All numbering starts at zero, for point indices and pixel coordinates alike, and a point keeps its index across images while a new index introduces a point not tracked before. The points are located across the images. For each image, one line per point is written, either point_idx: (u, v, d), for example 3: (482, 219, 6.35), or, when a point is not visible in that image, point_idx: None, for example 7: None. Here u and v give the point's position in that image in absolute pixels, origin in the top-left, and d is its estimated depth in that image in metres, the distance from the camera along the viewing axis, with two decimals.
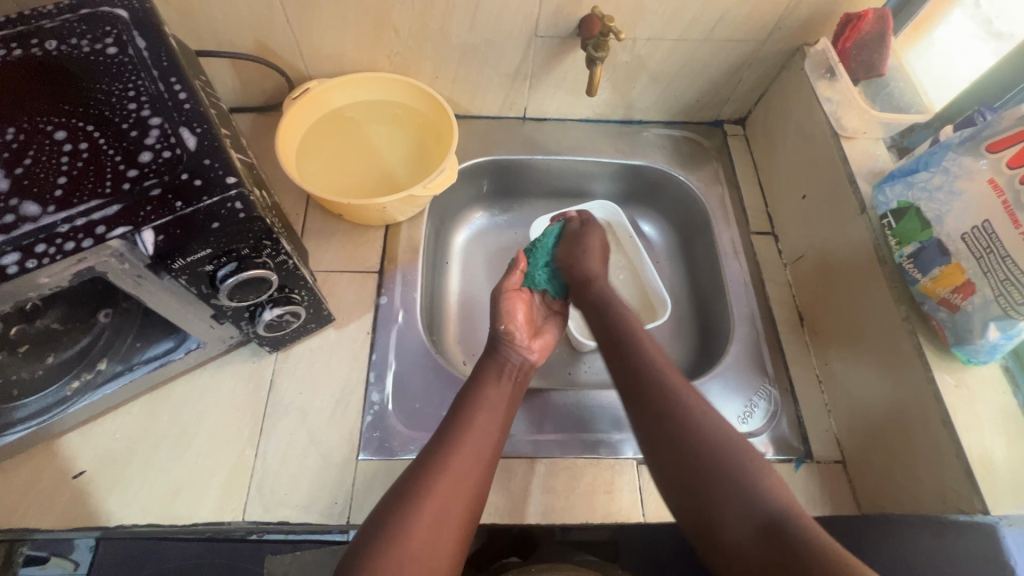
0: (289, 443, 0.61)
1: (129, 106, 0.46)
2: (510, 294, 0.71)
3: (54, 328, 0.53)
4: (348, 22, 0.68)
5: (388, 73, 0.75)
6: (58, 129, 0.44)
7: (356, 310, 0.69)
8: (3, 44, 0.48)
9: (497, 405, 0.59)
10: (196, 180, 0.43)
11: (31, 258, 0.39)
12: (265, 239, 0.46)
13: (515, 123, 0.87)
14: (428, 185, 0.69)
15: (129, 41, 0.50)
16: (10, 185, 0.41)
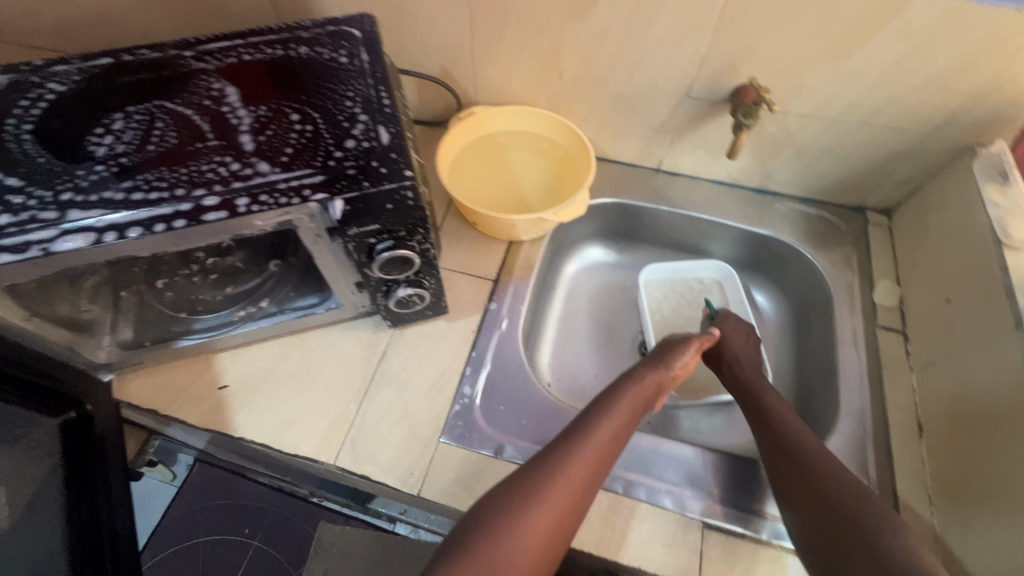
0: (386, 409, 0.68)
1: (348, 103, 0.57)
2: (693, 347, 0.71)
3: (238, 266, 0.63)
4: (521, 59, 0.78)
5: (543, 110, 0.84)
6: (295, 112, 0.56)
7: (468, 309, 0.76)
8: (272, 45, 0.63)
9: (609, 444, 0.57)
10: (383, 168, 0.52)
11: (255, 204, 0.50)
12: (420, 227, 0.54)
13: (648, 173, 0.91)
14: (559, 212, 0.74)
15: (357, 54, 0.62)
16: (254, 148, 0.53)
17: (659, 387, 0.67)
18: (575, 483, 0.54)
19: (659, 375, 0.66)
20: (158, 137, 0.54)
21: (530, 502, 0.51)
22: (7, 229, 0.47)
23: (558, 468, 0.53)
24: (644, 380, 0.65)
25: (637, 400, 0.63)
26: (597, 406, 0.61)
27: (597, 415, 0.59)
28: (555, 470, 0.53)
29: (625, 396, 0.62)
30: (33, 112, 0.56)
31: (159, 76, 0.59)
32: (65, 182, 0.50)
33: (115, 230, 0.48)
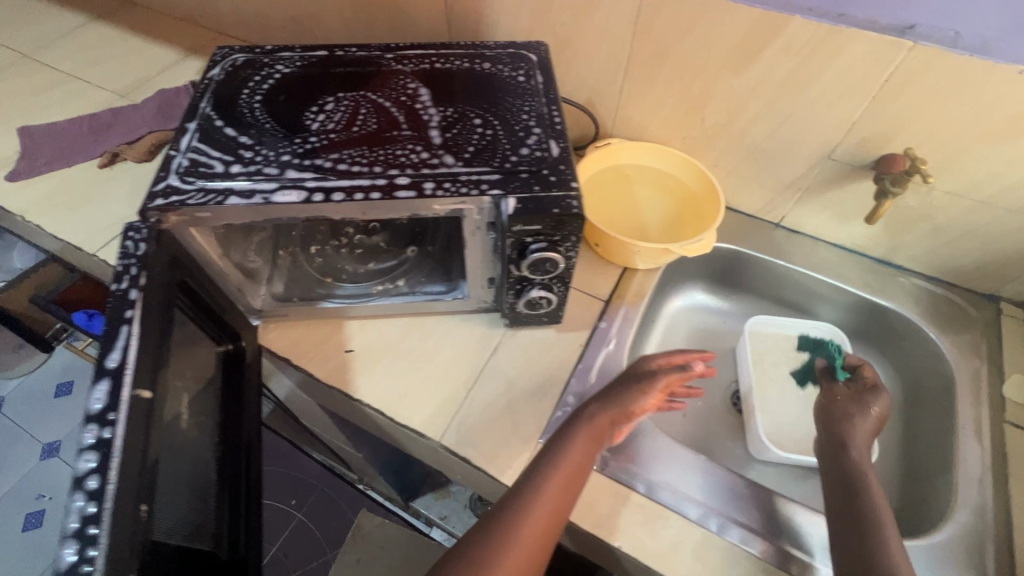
0: (492, 401, 0.72)
1: (524, 116, 0.63)
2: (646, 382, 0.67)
3: (379, 245, 0.77)
4: (667, 101, 0.83)
5: (676, 151, 0.88)
6: (478, 118, 0.63)
7: (578, 323, 0.80)
8: (460, 58, 0.71)
9: (558, 496, 0.57)
10: (552, 177, 0.58)
11: (440, 189, 0.56)
12: (573, 235, 0.59)
13: (767, 227, 0.92)
14: (684, 247, 0.76)
15: (534, 75, 0.69)
16: (441, 142, 0.60)
17: (612, 427, 0.64)
18: (530, 542, 0.53)
19: (605, 417, 0.64)
20: (361, 121, 0.62)
21: (485, 565, 0.50)
22: (238, 177, 0.56)
23: (512, 530, 0.53)
24: (595, 423, 0.63)
25: (585, 445, 0.61)
26: (544, 455, 0.60)
27: (539, 468, 0.58)
28: (505, 528, 0.53)
29: (574, 442, 0.61)
30: (263, 86, 0.66)
31: (364, 71, 0.68)
32: (285, 147, 0.59)
33: (323, 192, 0.55)
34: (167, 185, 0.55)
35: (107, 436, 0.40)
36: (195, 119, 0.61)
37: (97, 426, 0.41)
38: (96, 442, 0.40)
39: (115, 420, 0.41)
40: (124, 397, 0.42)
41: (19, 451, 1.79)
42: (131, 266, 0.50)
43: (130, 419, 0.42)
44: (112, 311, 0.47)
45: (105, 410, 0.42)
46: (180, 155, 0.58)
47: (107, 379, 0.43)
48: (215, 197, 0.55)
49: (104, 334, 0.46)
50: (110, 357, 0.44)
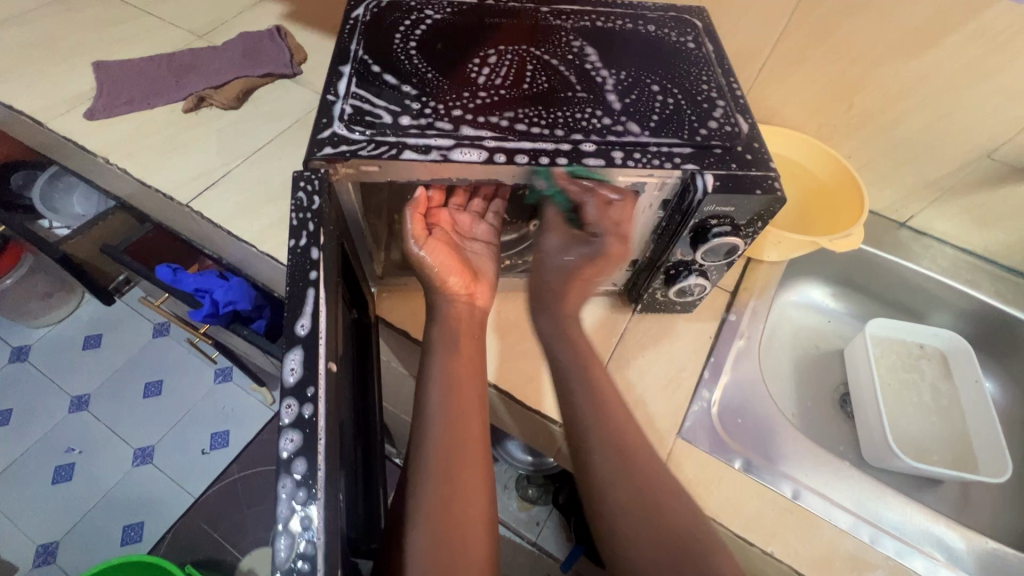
0: (624, 391, 0.68)
1: (704, 86, 0.58)
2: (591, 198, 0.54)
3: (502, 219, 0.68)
4: (813, 86, 0.77)
5: (806, 137, 0.80)
6: (655, 84, 0.58)
7: (706, 314, 0.75)
8: (621, 18, 0.65)
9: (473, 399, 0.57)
10: (748, 155, 0.53)
11: (630, 159, 0.51)
12: (760, 219, 0.54)
13: (890, 225, 0.88)
14: (834, 241, 0.70)
15: (705, 43, 0.63)
16: (622, 108, 0.55)
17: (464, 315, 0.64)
18: (470, 445, 0.54)
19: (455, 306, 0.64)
20: (530, 78, 0.57)
21: (454, 480, 0.51)
22: (410, 130, 0.51)
23: (443, 437, 0.54)
24: (448, 318, 0.63)
25: (458, 333, 0.62)
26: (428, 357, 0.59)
27: (439, 374, 0.58)
28: (447, 441, 0.53)
29: (442, 332, 0.61)
30: (416, 31, 0.60)
31: (522, 23, 0.63)
32: (454, 100, 0.54)
33: (505, 153, 0.50)
34: (332, 133, 0.51)
35: (307, 414, 0.40)
36: (350, 62, 0.56)
37: (298, 401, 0.41)
38: (297, 420, 0.40)
39: (315, 395, 0.41)
40: (319, 370, 0.42)
41: (49, 401, 1.65)
42: (307, 221, 0.48)
43: (327, 395, 0.42)
44: (296, 269, 0.46)
45: (302, 384, 0.42)
46: (342, 102, 0.53)
47: (300, 348, 0.43)
48: (388, 150, 0.50)
49: (290, 297, 0.45)
50: (299, 324, 0.44)
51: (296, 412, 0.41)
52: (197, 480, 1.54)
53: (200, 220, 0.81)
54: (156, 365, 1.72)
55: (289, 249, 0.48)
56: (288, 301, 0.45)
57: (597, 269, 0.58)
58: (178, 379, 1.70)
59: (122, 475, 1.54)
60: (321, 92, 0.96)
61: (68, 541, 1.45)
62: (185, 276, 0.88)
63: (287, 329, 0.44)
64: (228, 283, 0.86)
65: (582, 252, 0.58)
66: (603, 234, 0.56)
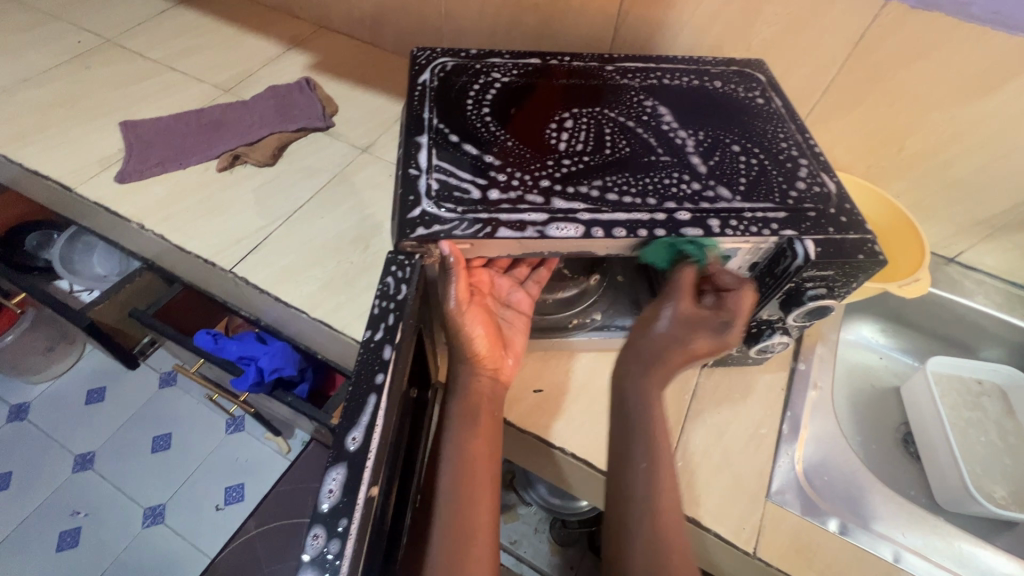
0: (706, 452, 0.65)
1: (784, 145, 0.57)
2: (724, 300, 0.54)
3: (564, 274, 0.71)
4: (863, 129, 0.78)
5: (856, 179, 0.80)
6: (736, 145, 0.57)
7: (775, 363, 0.74)
8: (686, 74, 0.65)
9: (483, 473, 0.52)
10: (842, 217, 0.52)
11: (728, 227, 0.49)
12: (856, 280, 0.53)
13: (938, 261, 0.88)
14: (904, 286, 0.69)
15: (772, 97, 0.63)
16: (708, 172, 0.54)
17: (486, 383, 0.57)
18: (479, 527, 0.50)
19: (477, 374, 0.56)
20: (610, 142, 0.55)
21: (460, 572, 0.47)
22: (500, 204, 0.49)
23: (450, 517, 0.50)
24: (471, 386, 0.56)
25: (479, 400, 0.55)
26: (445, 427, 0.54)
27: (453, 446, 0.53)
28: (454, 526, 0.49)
29: (462, 398, 0.55)
30: (486, 96, 0.59)
31: (590, 84, 0.62)
32: (539, 170, 0.52)
33: (601, 227, 0.48)
34: (422, 212, 0.48)
35: (330, 554, 0.36)
36: (426, 132, 0.54)
37: (326, 534, 0.37)
38: (318, 558, 0.36)
39: (345, 531, 0.37)
40: (357, 500, 0.38)
41: (51, 461, 1.53)
42: (387, 313, 0.46)
43: (358, 531, 0.37)
44: (363, 367, 0.44)
45: (335, 513, 0.38)
46: (426, 176, 0.51)
47: (343, 467, 0.40)
48: (482, 228, 0.47)
49: (350, 401, 0.43)
50: (351, 436, 0.41)
51: (320, 548, 0.37)
52: (214, 540, 1.44)
53: (243, 285, 0.78)
54: (163, 418, 1.62)
55: (363, 340, 0.45)
56: (350, 403, 0.43)
57: (706, 345, 0.53)
58: (188, 432, 1.60)
59: (132, 539, 1.43)
60: (356, 145, 0.94)
61: None
62: (227, 343, 0.86)
63: (339, 438, 0.42)
64: (272, 349, 0.83)
65: (682, 322, 0.54)
66: (740, 320, 0.52)
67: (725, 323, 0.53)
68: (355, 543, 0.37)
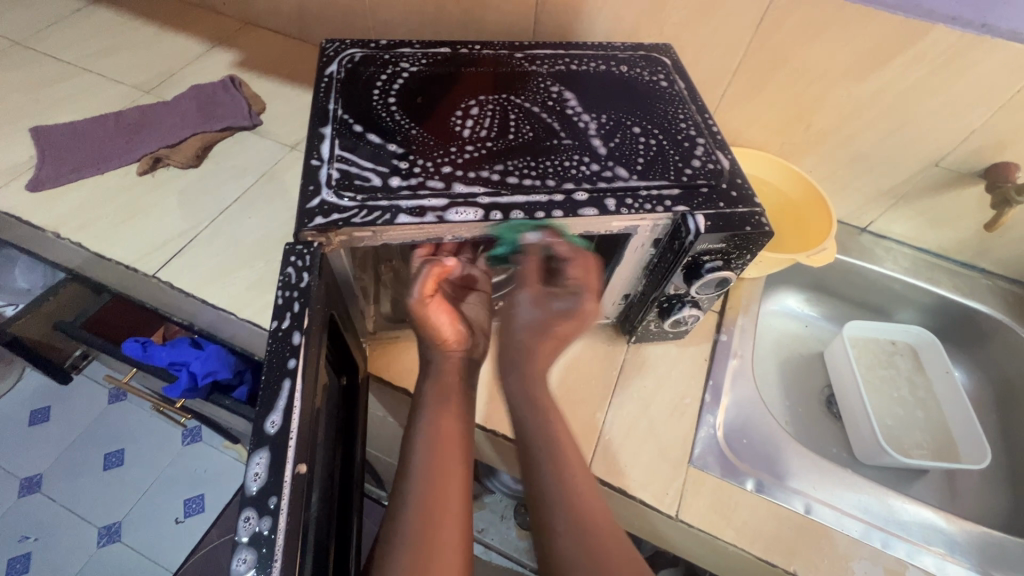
0: (631, 425, 0.68)
1: (682, 125, 0.60)
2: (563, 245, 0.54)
3: None
4: (772, 109, 0.81)
5: (767, 154, 0.84)
6: (637, 126, 0.59)
7: (699, 336, 0.77)
8: (593, 59, 0.67)
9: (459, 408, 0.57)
10: (733, 191, 0.55)
11: (623, 206, 0.52)
12: (750, 251, 0.56)
13: (852, 232, 0.93)
14: (811, 256, 0.72)
15: (675, 80, 0.65)
16: (608, 153, 0.56)
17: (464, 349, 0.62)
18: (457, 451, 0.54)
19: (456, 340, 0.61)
20: (515, 127, 0.57)
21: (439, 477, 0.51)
22: (401, 191, 0.50)
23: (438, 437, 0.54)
24: (446, 379, 0.60)
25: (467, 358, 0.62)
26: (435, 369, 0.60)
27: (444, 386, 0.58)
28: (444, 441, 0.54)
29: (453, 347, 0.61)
30: (393, 86, 0.59)
31: (497, 71, 0.63)
32: (442, 157, 0.53)
33: (500, 210, 0.50)
34: (322, 202, 0.49)
35: (265, 530, 0.37)
36: (330, 124, 0.55)
37: (257, 514, 0.38)
38: (254, 537, 0.37)
39: (276, 508, 0.38)
40: (285, 478, 0.39)
41: None
42: (294, 302, 0.46)
43: (289, 506, 0.38)
44: (275, 356, 0.44)
45: (263, 493, 0.39)
46: (328, 166, 0.51)
47: (267, 450, 0.40)
48: (382, 215, 0.48)
49: (265, 387, 0.42)
50: (270, 420, 0.41)
51: (254, 528, 0.37)
52: (172, 553, 1.41)
53: (167, 290, 0.76)
54: (112, 434, 1.57)
55: (270, 330, 0.45)
56: (263, 391, 0.42)
57: (569, 326, 0.60)
58: (141, 446, 1.56)
59: (86, 559, 1.39)
60: (285, 143, 0.93)
61: None
62: (158, 350, 0.84)
63: (256, 424, 0.41)
64: (205, 353, 0.82)
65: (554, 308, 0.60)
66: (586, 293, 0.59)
67: (578, 294, 0.59)
68: (288, 518, 0.38)
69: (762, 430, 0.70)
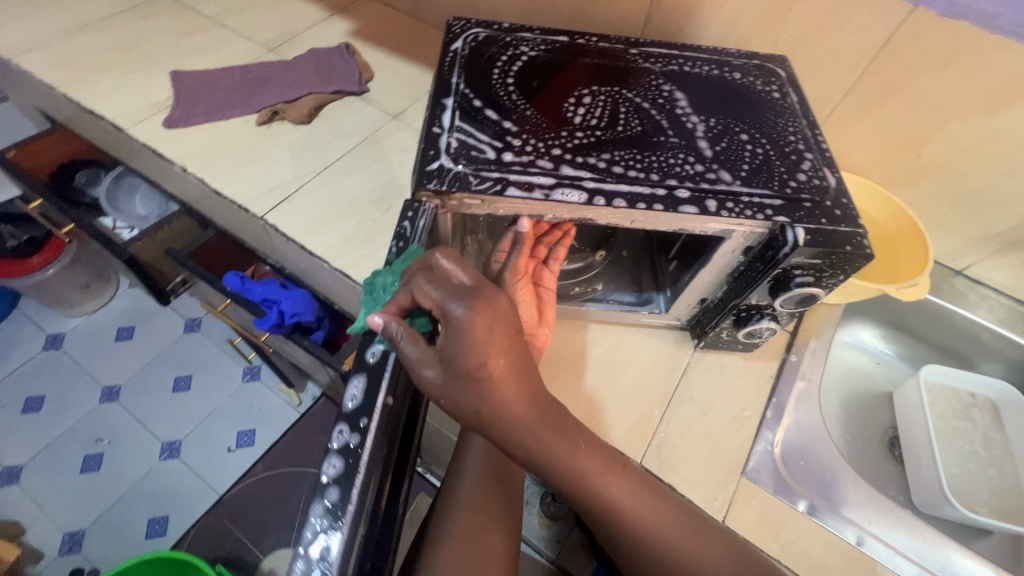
0: (688, 427, 0.69)
1: (791, 138, 0.60)
2: (420, 275, 0.46)
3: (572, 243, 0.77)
4: (881, 134, 0.79)
5: (865, 181, 0.82)
6: (745, 134, 0.59)
7: (768, 353, 0.76)
8: (707, 63, 0.67)
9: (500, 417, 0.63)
10: (836, 209, 0.54)
11: (724, 208, 0.53)
12: (844, 272, 0.55)
13: (945, 273, 0.89)
14: (900, 290, 0.70)
15: (788, 93, 0.65)
16: (713, 156, 0.57)
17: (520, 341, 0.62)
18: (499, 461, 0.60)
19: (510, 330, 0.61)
20: (624, 120, 0.59)
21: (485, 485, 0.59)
22: (512, 166, 0.53)
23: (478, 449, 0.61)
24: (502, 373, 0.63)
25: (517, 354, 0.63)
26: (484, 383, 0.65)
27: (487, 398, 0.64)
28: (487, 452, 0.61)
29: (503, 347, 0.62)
30: (512, 67, 0.62)
31: (612, 65, 0.65)
32: (553, 139, 0.56)
33: (604, 196, 0.52)
34: (439, 165, 0.53)
35: (353, 444, 0.43)
36: (452, 96, 0.58)
37: (349, 429, 0.44)
38: (343, 447, 0.43)
39: (365, 427, 0.43)
40: (376, 402, 0.44)
41: (80, 389, 1.64)
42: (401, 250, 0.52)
43: (376, 428, 0.44)
44: (380, 296, 0.51)
45: (357, 411, 0.44)
46: (448, 135, 0.55)
47: (364, 376, 0.46)
48: (493, 185, 0.52)
49: (370, 324, 0.49)
50: (371, 352, 0.47)
51: (345, 439, 0.43)
52: (223, 478, 1.53)
53: (272, 232, 0.83)
54: (186, 361, 1.71)
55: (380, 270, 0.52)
56: (368, 327, 0.49)
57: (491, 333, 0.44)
58: (208, 376, 1.69)
59: (150, 469, 1.53)
60: (388, 111, 0.98)
61: (96, 529, 1.44)
62: (253, 285, 0.92)
63: (359, 352, 0.47)
64: (294, 295, 0.89)
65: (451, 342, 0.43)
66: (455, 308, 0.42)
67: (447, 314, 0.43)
68: (374, 437, 0.43)
69: (822, 457, 0.69)
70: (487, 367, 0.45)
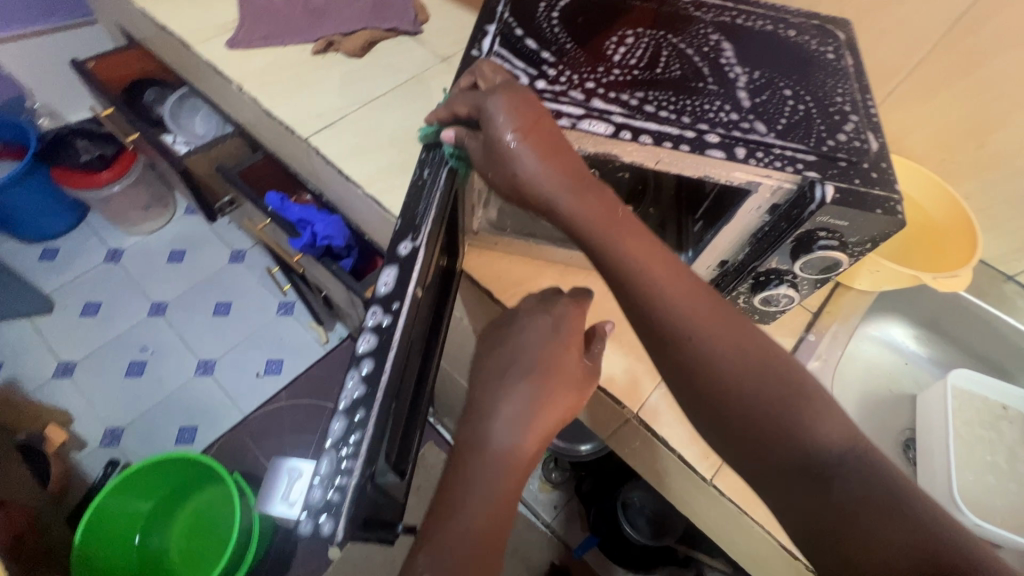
0: None
1: (838, 99, 0.57)
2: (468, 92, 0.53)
3: None
4: (945, 117, 0.74)
5: (920, 167, 0.77)
6: (789, 90, 0.57)
7: (786, 329, 0.75)
8: (762, 18, 0.65)
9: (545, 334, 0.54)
10: (873, 172, 0.52)
11: (752, 157, 0.52)
12: (871, 239, 0.53)
13: (994, 277, 0.85)
14: (938, 279, 0.67)
15: (844, 55, 0.62)
16: (751, 107, 0.55)
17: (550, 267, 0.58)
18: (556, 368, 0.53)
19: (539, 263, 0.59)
20: (664, 63, 0.58)
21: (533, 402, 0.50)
22: (544, 93, 0.54)
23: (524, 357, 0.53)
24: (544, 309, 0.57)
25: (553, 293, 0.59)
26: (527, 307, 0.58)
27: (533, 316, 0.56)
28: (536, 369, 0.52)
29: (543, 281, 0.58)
30: (559, 2, 0.62)
31: (661, 9, 0.64)
32: (588, 73, 0.56)
33: (631, 131, 0.52)
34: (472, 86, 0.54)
35: (386, 324, 0.45)
36: (495, 23, 0.59)
37: (381, 310, 0.46)
38: (376, 326, 0.45)
39: (397, 310, 0.45)
40: (407, 289, 0.46)
41: (132, 300, 1.76)
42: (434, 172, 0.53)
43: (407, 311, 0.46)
44: (412, 200, 0.52)
45: (389, 297, 0.46)
46: (485, 58, 0.56)
47: (396, 267, 0.48)
48: None
49: (404, 222, 0.50)
50: (404, 246, 0.49)
51: (377, 319, 0.46)
52: (249, 399, 1.63)
53: (315, 155, 0.87)
54: (228, 286, 1.81)
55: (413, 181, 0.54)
56: (401, 225, 0.50)
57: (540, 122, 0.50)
58: (246, 304, 1.79)
59: (186, 381, 1.65)
60: (438, 54, 0.99)
61: (134, 427, 1.57)
62: (292, 206, 0.97)
63: (393, 246, 0.49)
64: (329, 219, 0.93)
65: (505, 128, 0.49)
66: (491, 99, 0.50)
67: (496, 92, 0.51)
68: (404, 319, 0.45)
69: None
70: (547, 159, 0.50)
